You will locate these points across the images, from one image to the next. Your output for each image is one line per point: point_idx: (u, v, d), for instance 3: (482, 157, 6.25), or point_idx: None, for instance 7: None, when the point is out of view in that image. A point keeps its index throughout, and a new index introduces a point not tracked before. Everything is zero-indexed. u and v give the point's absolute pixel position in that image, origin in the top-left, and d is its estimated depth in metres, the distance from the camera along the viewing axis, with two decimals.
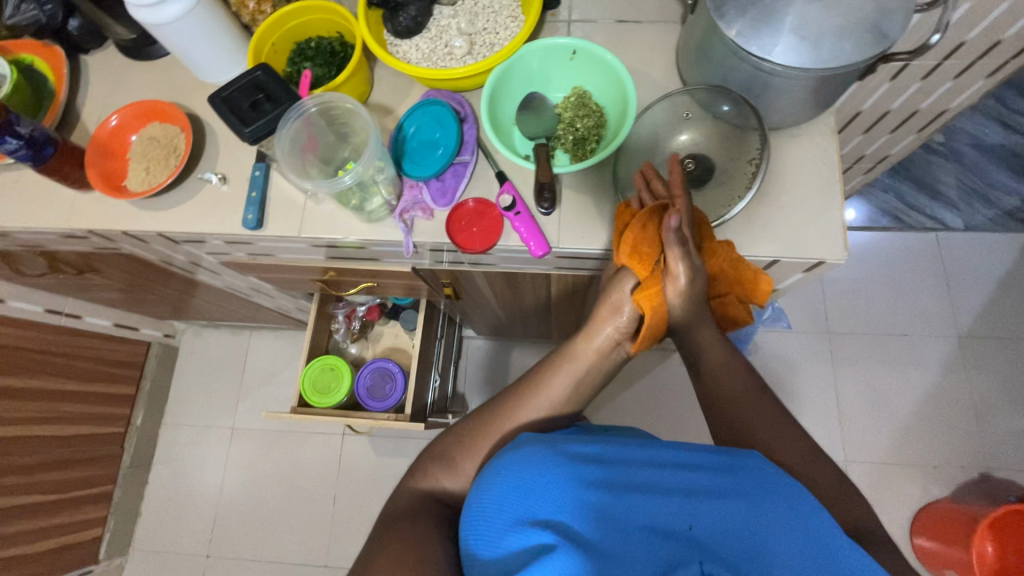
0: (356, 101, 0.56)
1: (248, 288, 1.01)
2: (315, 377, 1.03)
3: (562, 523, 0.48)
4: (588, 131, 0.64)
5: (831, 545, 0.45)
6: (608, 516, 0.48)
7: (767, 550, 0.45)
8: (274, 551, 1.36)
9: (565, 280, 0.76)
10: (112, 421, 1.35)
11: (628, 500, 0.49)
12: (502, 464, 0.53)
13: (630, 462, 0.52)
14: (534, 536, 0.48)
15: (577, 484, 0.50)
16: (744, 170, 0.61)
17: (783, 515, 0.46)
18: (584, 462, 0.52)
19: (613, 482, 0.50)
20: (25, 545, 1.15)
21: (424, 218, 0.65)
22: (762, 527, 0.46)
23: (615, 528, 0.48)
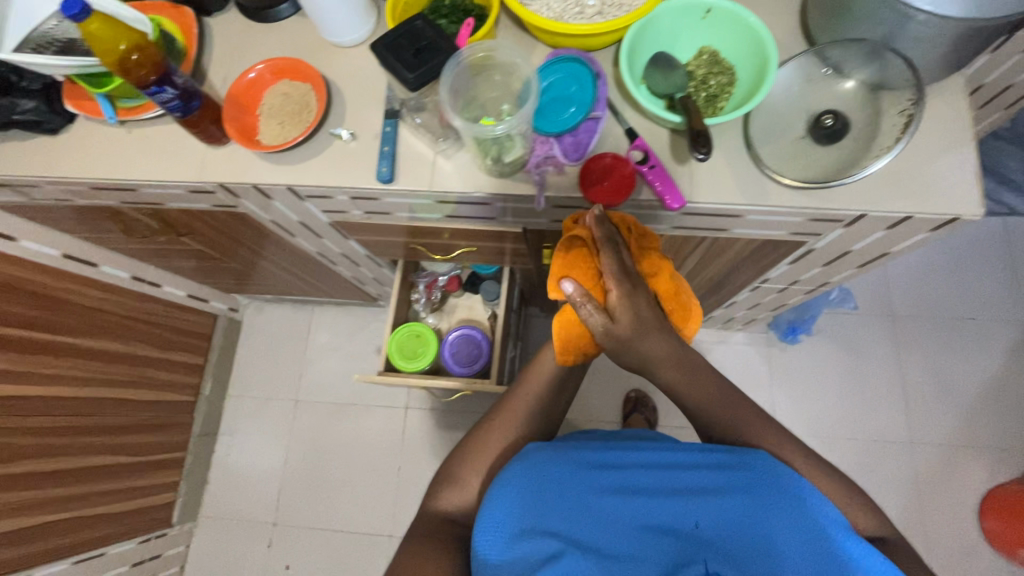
0: (522, 55, 0.62)
1: (339, 255, 1.03)
2: (402, 342, 1.05)
3: (573, 532, 0.56)
4: (720, 89, 0.65)
5: (819, 527, 0.54)
6: (616, 521, 0.57)
7: (765, 539, 0.54)
8: (338, 520, 1.39)
9: (675, 242, 0.77)
10: (185, 389, 1.38)
11: (634, 506, 0.58)
12: (514, 475, 0.59)
13: (634, 471, 0.61)
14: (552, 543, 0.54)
15: (590, 491, 0.58)
16: (892, 122, 0.62)
17: (777, 505, 0.55)
18: (595, 470, 0.61)
19: (620, 488, 0.59)
20: (110, 505, 1.19)
21: (554, 173, 0.66)
22: (759, 517, 0.55)
23: (622, 531, 0.56)
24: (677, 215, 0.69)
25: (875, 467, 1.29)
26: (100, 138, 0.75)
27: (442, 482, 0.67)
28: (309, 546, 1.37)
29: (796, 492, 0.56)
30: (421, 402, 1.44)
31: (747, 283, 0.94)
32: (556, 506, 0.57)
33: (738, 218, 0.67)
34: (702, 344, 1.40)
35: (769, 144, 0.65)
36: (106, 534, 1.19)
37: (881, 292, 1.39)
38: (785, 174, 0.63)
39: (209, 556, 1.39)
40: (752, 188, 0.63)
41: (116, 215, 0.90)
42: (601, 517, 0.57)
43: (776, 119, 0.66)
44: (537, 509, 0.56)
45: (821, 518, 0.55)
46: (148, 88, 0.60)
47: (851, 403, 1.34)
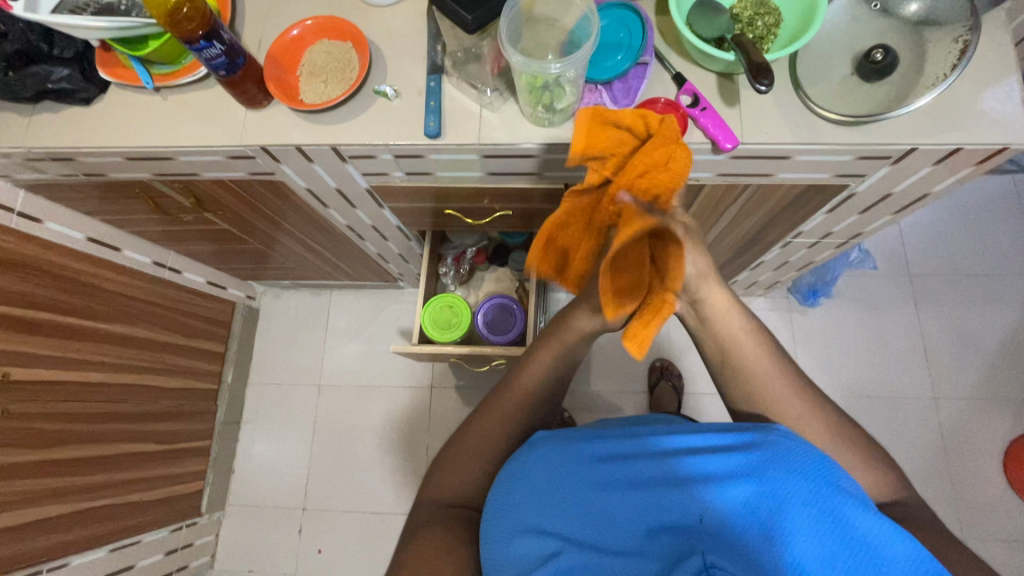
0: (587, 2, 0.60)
1: (368, 228, 1.03)
2: (435, 314, 1.05)
3: (568, 531, 0.54)
4: (768, 29, 0.64)
5: (836, 522, 0.47)
6: (614, 516, 0.54)
7: (774, 531, 0.48)
8: (368, 502, 1.38)
9: (717, 192, 0.78)
10: (208, 377, 1.37)
11: (635, 497, 0.54)
12: (514, 470, 0.58)
13: (637, 461, 0.57)
14: (542, 543, 0.53)
15: (586, 485, 0.56)
16: (947, 49, 0.63)
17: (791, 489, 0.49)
18: (595, 462, 0.58)
19: (616, 482, 0.56)
20: (141, 493, 1.18)
21: None
22: (767, 506, 0.49)
23: (615, 529, 0.54)
24: (724, 160, 0.69)
25: (898, 423, 1.31)
26: (135, 107, 0.74)
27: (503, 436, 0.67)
28: (340, 529, 1.36)
29: (818, 481, 0.50)
30: (446, 381, 1.44)
31: (779, 238, 0.95)
32: (546, 505, 0.55)
33: (786, 159, 0.68)
34: None
35: (816, 84, 0.65)
36: (138, 522, 1.18)
37: (897, 253, 1.41)
38: (833, 111, 0.64)
39: (240, 544, 1.38)
40: (801, 126, 0.64)
41: (147, 191, 0.89)
42: (592, 515, 0.54)
43: (820, 60, 0.66)
44: (527, 509, 0.55)
45: (840, 506, 0.48)
46: (196, 43, 0.60)
47: (873, 363, 1.36)
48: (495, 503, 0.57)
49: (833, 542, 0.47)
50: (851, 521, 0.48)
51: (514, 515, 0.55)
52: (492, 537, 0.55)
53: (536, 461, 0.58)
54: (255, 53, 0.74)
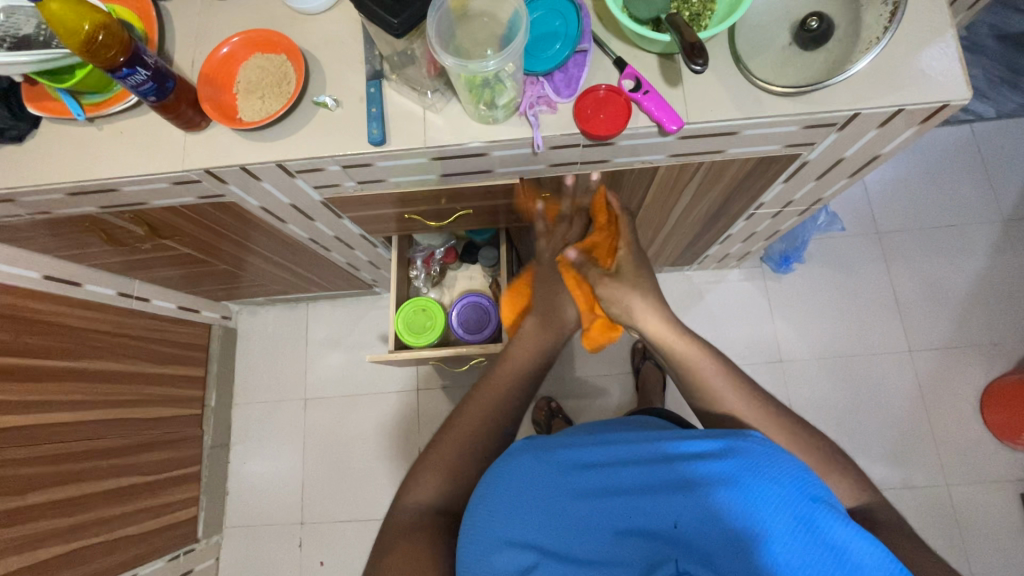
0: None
1: (331, 239, 1.01)
2: (408, 319, 1.04)
3: (545, 543, 0.52)
4: (701, 7, 0.65)
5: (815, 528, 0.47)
6: (592, 525, 0.52)
7: (755, 536, 0.47)
8: (366, 509, 1.38)
9: (672, 173, 0.78)
10: (189, 403, 1.35)
11: (614, 504, 0.53)
12: (496, 477, 0.56)
13: (617, 469, 0.56)
14: (519, 556, 0.50)
15: (567, 495, 0.54)
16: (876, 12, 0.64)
17: (769, 493, 0.48)
18: (574, 471, 0.56)
19: (595, 489, 0.54)
20: (132, 525, 1.17)
21: (549, 112, 0.65)
22: (750, 510, 0.48)
23: (594, 539, 0.52)
24: (674, 141, 0.68)
25: (878, 379, 1.34)
26: (70, 140, 0.72)
27: (507, 407, 0.66)
28: (341, 539, 1.37)
29: (796, 485, 0.49)
30: (431, 382, 1.44)
31: (742, 211, 0.96)
32: (527, 516, 0.53)
33: (736, 133, 0.67)
34: (699, 285, 1.43)
35: (755, 57, 0.65)
36: (134, 554, 1.17)
37: (864, 212, 1.43)
38: (775, 83, 0.64)
39: (242, 565, 1.37)
40: (745, 101, 0.64)
41: (98, 224, 0.86)
42: (571, 525, 0.52)
43: (759, 31, 0.66)
44: (504, 519, 0.53)
45: (818, 511, 0.48)
46: (119, 72, 0.58)
47: (848, 322, 1.38)
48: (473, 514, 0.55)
49: (811, 552, 0.46)
50: (826, 525, 0.47)
51: (493, 526, 0.53)
52: (473, 554, 0.52)
53: (516, 471, 0.56)
54: (189, 74, 0.72)
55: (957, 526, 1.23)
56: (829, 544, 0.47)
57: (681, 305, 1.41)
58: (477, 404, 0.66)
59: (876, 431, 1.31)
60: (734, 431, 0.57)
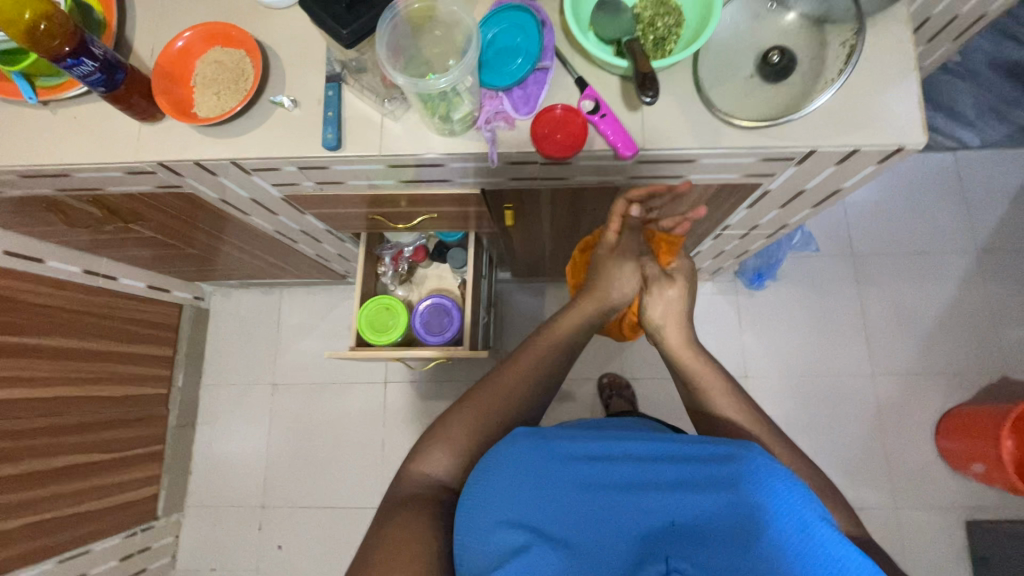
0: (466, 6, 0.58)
1: (297, 231, 1.00)
2: (372, 316, 1.04)
3: (545, 529, 0.47)
4: (668, 30, 0.63)
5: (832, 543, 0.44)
6: (595, 518, 0.48)
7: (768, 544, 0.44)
8: (327, 497, 1.40)
9: None
10: (155, 382, 1.35)
11: (621, 499, 0.49)
12: (497, 456, 0.52)
13: (625, 463, 0.52)
14: (514, 536, 0.45)
15: (572, 484, 0.49)
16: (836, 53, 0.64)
17: (785, 501, 0.46)
18: (581, 461, 0.52)
19: (601, 482, 0.50)
20: (89, 501, 1.17)
21: (506, 128, 0.65)
22: (766, 518, 0.45)
23: (597, 532, 0.47)
24: (632, 164, 0.68)
25: (839, 400, 1.35)
26: (23, 121, 0.71)
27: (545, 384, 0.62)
28: (301, 525, 1.38)
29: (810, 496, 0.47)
30: (400, 375, 1.45)
31: (709, 231, 0.95)
32: (528, 498, 0.48)
33: (696, 160, 0.67)
34: None
35: (717, 87, 0.64)
36: (90, 531, 1.18)
37: (841, 233, 1.43)
38: (734, 116, 0.63)
39: (202, 544, 1.39)
40: (704, 131, 0.63)
41: (55, 204, 0.85)
42: (575, 514, 0.48)
43: (723, 60, 0.66)
44: (505, 497, 0.48)
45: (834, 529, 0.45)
46: (64, 61, 0.57)
47: (816, 342, 1.39)
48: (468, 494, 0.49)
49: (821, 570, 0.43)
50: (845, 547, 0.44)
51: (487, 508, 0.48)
52: (464, 531, 0.48)
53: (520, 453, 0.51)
54: (147, 63, 0.70)
55: (903, 549, 1.26)
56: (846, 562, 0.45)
57: None
58: (502, 382, 0.61)
59: (833, 451, 1.33)
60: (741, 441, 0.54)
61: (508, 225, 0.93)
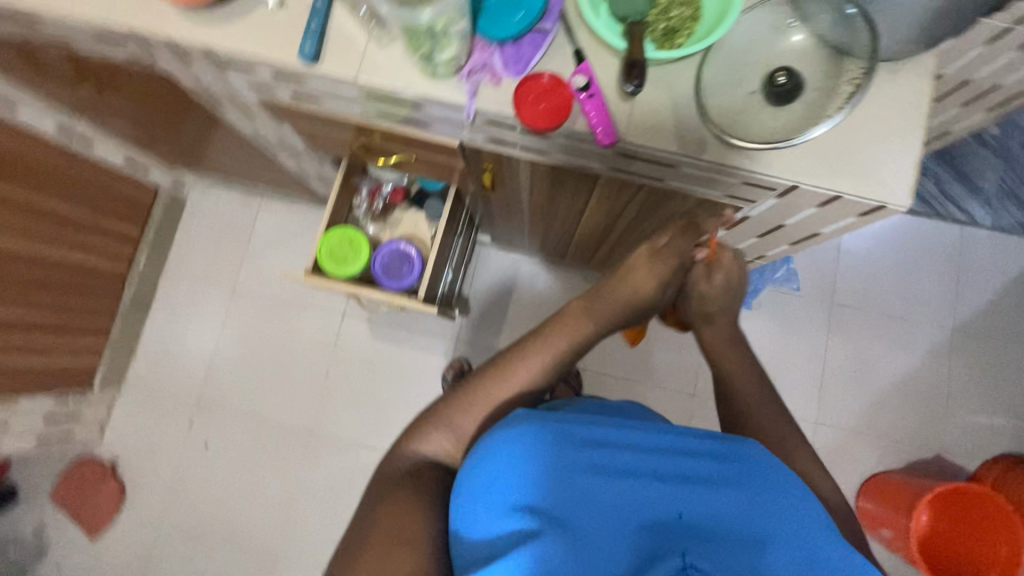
0: None
1: (276, 142, 0.97)
2: (333, 246, 1.02)
3: (553, 513, 0.52)
4: (681, 22, 0.60)
5: (810, 534, 0.52)
6: (600, 502, 0.52)
7: (754, 533, 0.51)
8: (262, 410, 1.41)
9: (611, 186, 0.75)
10: (117, 259, 1.34)
11: (622, 486, 0.53)
12: (499, 438, 0.56)
13: (625, 451, 0.57)
14: (522, 522, 0.51)
15: (576, 469, 0.54)
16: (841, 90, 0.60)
17: (767, 498, 0.53)
18: (583, 446, 0.56)
19: (604, 467, 0.55)
20: (32, 360, 1.16)
21: (490, 84, 0.62)
22: (750, 513, 0.52)
23: (603, 517, 0.52)
24: (611, 154, 0.65)
25: None
26: None
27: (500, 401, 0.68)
28: (231, 428, 1.41)
29: (787, 486, 0.55)
30: (359, 311, 1.45)
31: None
32: (536, 483, 0.53)
33: (677, 166, 0.64)
34: None
35: (717, 97, 0.61)
36: (24, 388, 1.18)
37: (825, 279, 1.41)
38: (727, 130, 0.60)
39: (131, 423, 1.41)
40: (691, 139, 0.61)
41: (24, 48, 0.80)
42: (582, 499, 0.52)
43: (729, 69, 0.62)
44: (513, 485, 0.53)
45: (811, 523, 0.52)
46: None
47: (770, 378, 1.39)
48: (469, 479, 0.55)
49: (797, 557, 0.51)
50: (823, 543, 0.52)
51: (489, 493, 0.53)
52: (477, 511, 0.53)
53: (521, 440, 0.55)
54: None
55: None
56: (819, 556, 0.51)
57: None
58: (498, 389, 0.69)
59: None
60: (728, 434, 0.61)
61: (486, 187, 0.91)
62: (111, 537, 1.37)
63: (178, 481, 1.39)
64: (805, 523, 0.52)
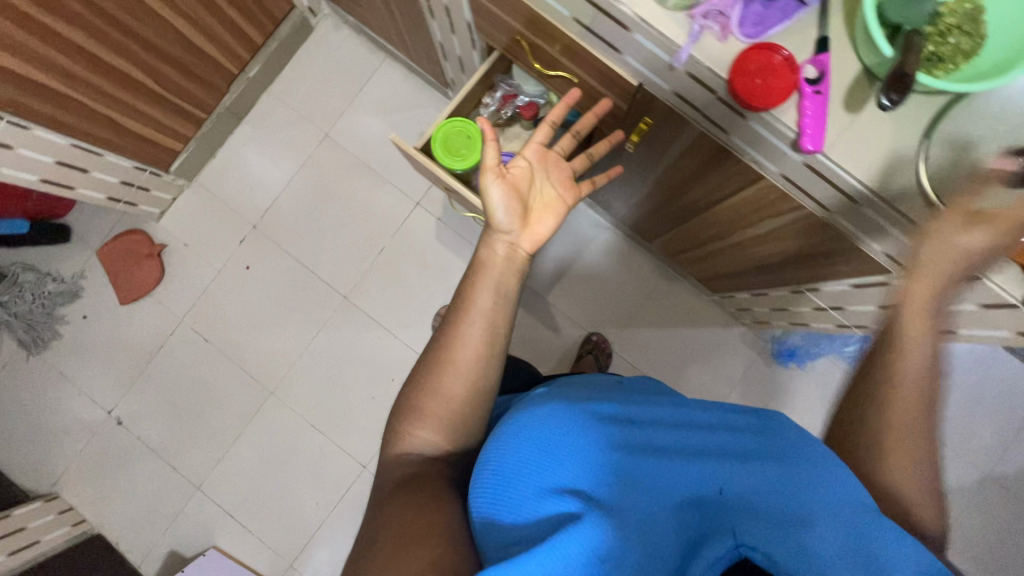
0: None
1: (442, 7, 0.92)
2: (450, 134, 0.99)
3: (586, 492, 0.46)
4: (954, 53, 0.52)
5: (870, 525, 0.45)
6: (636, 478, 0.47)
7: (808, 517, 0.45)
8: (308, 258, 1.44)
9: (764, 192, 0.70)
10: (234, 58, 1.32)
11: (658, 463, 0.48)
12: (519, 417, 0.52)
13: (656, 427, 0.52)
14: (562, 505, 0.45)
15: (605, 443, 0.49)
16: None
17: (811, 481, 0.47)
18: (609, 419, 0.51)
19: (634, 442, 0.50)
20: (125, 119, 1.16)
21: (716, 35, 0.56)
22: (791, 492, 0.47)
23: (641, 492, 0.46)
24: (794, 162, 0.60)
25: None
26: None
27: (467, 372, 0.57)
28: (274, 262, 1.44)
29: (827, 465, 0.49)
30: (433, 207, 1.43)
31: (791, 279, 0.89)
32: (567, 460, 0.48)
33: (855, 203, 0.59)
34: (700, 314, 1.39)
35: (943, 150, 0.55)
36: (117, 145, 1.19)
37: None
38: (936, 189, 0.54)
39: (188, 218, 1.44)
40: (892, 182, 0.55)
41: None
42: (619, 478, 0.47)
43: (973, 125, 0.55)
44: (542, 465, 0.48)
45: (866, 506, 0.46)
46: None
47: None
48: (494, 474, 0.48)
49: (860, 545, 0.44)
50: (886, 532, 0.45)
51: (514, 480, 0.47)
52: (504, 502, 0.47)
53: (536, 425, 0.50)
54: None
55: None
56: (874, 549, 0.44)
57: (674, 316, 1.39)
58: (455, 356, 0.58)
59: None
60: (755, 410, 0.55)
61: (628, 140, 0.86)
62: (138, 311, 1.44)
63: (212, 289, 1.44)
64: (858, 497, 0.47)
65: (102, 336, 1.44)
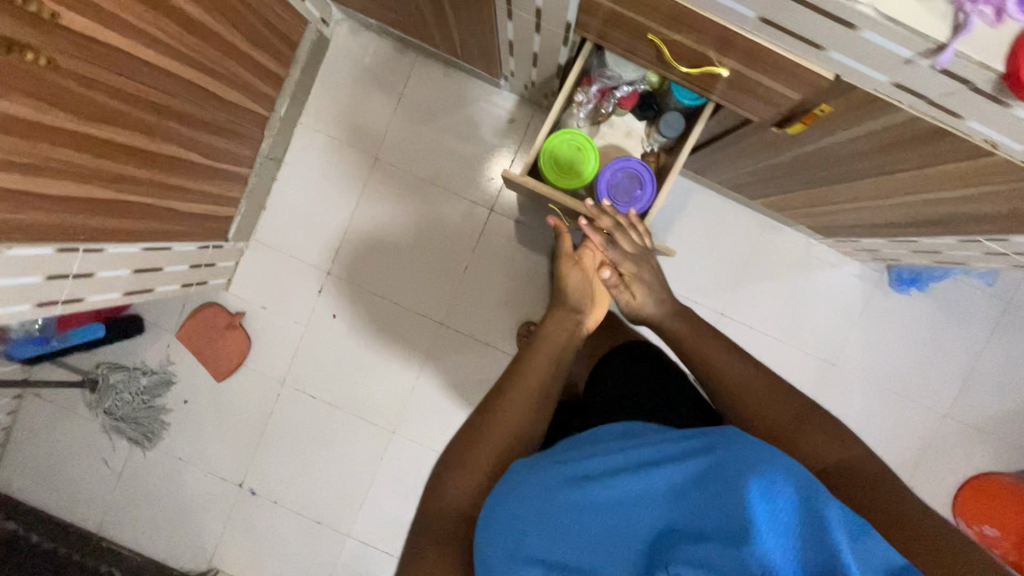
0: None
1: (529, 11, 0.79)
2: (559, 153, 0.91)
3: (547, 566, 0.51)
4: None
5: (808, 517, 0.45)
6: (594, 539, 0.50)
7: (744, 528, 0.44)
8: (393, 293, 1.37)
9: (991, 165, 0.61)
10: (262, 100, 1.18)
11: (613, 518, 0.51)
12: (499, 496, 0.56)
13: (617, 477, 0.54)
14: None
15: (566, 506, 0.53)
16: None
17: (746, 486, 0.47)
18: (575, 481, 0.55)
19: (592, 501, 0.52)
20: (178, 202, 1.06)
21: (988, 22, 0.45)
22: (729, 504, 0.47)
23: (599, 553, 0.50)
24: None
25: (902, 421, 1.35)
26: None
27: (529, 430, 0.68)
28: (359, 304, 1.37)
29: (769, 468, 0.48)
30: (509, 210, 1.34)
31: (971, 230, 0.81)
32: (527, 537, 0.52)
33: None
34: (808, 257, 1.32)
35: None
36: (179, 231, 1.10)
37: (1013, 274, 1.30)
38: None
39: (258, 280, 1.37)
40: None
41: None
42: (575, 542, 0.51)
43: None
44: (506, 547, 0.52)
45: (802, 501, 0.46)
46: None
47: (916, 363, 1.34)
48: (484, 530, 0.54)
49: (796, 543, 0.44)
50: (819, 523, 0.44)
51: (499, 537, 0.53)
52: None
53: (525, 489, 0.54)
54: None
55: None
56: (817, 546, 0.43)
57: (782, 267, 1.33)
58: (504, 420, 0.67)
59: None
60: (718, 428, 0.56)
61: (787, 118, 0.75)
62: (238, 384, 1.40)
63: (304, 345, 1.39)
64: (789, 492, 0.46)
65: (210, 416, 1.41)
